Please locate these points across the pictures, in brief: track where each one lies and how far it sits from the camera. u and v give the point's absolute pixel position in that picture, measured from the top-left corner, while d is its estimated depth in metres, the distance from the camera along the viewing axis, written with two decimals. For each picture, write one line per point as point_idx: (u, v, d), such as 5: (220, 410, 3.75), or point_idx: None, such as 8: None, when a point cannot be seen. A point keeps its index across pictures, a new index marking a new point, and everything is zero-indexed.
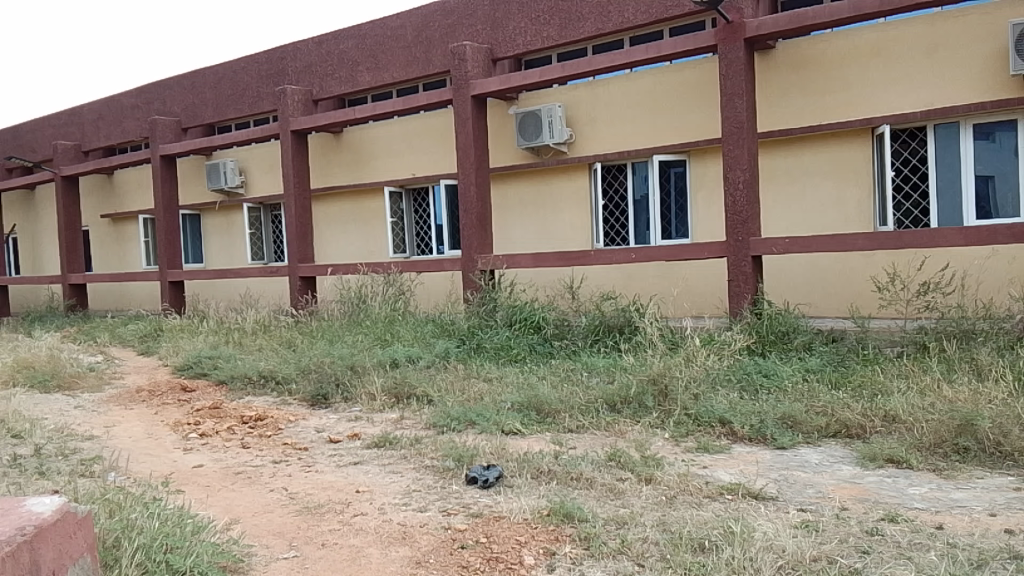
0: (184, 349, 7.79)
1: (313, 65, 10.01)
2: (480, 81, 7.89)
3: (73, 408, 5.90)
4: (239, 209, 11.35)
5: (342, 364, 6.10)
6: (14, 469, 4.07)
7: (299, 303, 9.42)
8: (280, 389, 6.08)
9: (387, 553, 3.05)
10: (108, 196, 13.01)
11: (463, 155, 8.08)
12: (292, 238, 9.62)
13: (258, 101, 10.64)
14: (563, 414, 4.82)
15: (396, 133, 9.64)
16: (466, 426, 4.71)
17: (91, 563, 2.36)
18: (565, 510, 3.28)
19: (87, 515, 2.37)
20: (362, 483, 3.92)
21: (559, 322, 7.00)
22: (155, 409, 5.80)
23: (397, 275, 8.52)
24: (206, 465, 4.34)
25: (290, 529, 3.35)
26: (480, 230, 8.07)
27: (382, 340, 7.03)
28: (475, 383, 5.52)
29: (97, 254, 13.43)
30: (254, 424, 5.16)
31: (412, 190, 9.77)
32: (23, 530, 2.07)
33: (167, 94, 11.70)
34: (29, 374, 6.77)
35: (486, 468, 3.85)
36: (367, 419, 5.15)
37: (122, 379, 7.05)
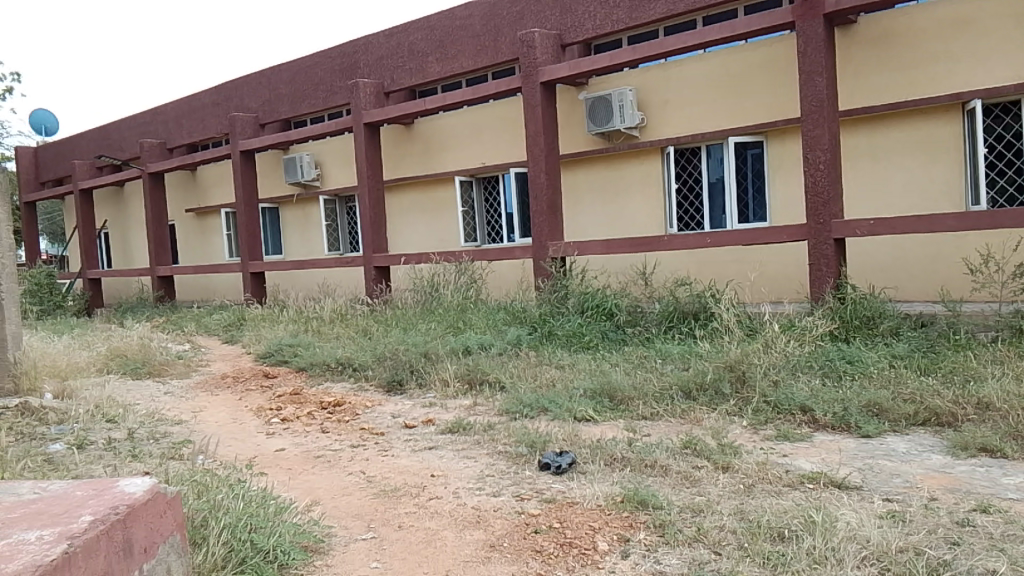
0: (266, 337, 8.06)
1: (383, 58, 10.14)
2: (549, 67, 7.84)
3: (163, 394, 6.17)
4: (315, 202, 11.63)
5: (417, 351, 6.20)
6: (109, 451, 4.28)
7: (374, 292, 9.61)
8: (357, 376, 6.22)
9: (462, 536, 3.09)
10: (192, 191, 13.53)
11: (534, 142, 8.05)
12: (366, 228, 9.79)
13: (332, 95, 10.86)
14: (636, 401, 4.76)
15: (466, 122, 9.69)
16: (539, 413, 4.71)
17: (181, 541, 2.46)
18: (639, 497, 3.25)
19: (176, 495, 2.48)
20: (436, 467, 3.98)
21: (632, 308, 6.93)
22: (240, 395, 6.02)
23: (468, 263, 8.59)
24: (288, 449, 4.48)
25: (367, 511, 3.43)
26: (551, 217, 8.04)
27: (455, 327, 7.12)
28: (548, 370, 5.53)
29: (184, 247, 14.00)
30: (332, 410, 5.30)
31: (483, 179, 9.84)
32: (117, 509, 2.18)
33: (245, 91, 12.06)
34: (122, 362, 7.12)
35: (559, 454, 3.85)
36: (441, 405, 5.22)
37: (208, 366, 7.34)
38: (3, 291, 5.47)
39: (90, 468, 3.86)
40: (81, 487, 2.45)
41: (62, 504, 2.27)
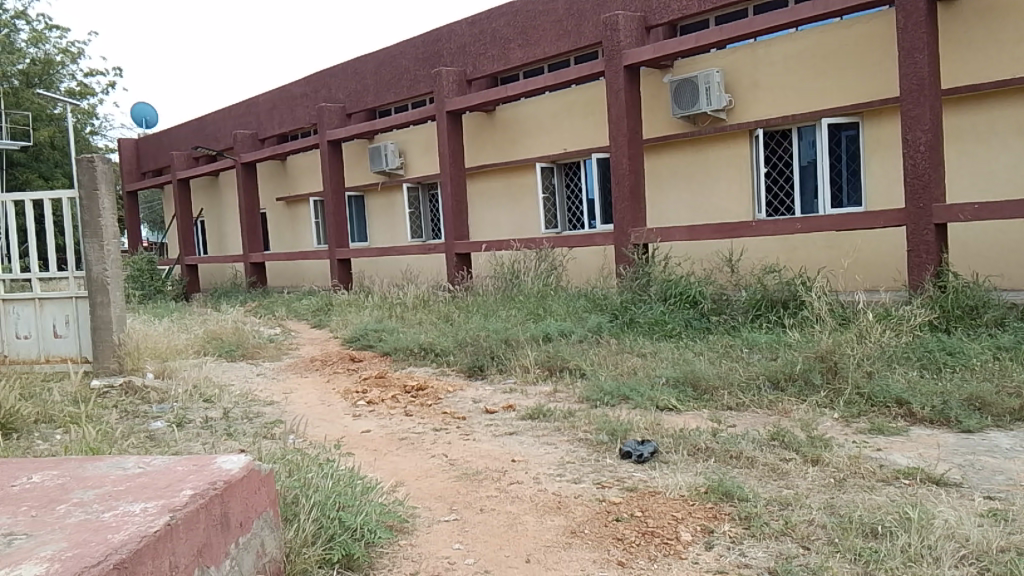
0: (352, 322, 8.27)
1: (466, 46, 10.19)
2: (633, 50, 7.71)
3: (256, 376, 6.43)
4: (399, 189, 11.83)
5: (497, 337, 6.25)
6: (206, 429, 4.49)
7: (455, 279, 9.72)
8: (439, 361, 6.32)
9: (543, 521, 3.10)
10: (282, 181, 13.99)
11: (616, 127, 7.95)
12: (448, 215, 9.89)
13: (415, 84, 11.01)
14: (721, 391, 4.67)
15: (548, 108, 9.66)
16: (620, 401, 4.67)
17: (274, 516, 2.56)
18: (724, 488, 3.18)
19: (269, 473, 2.58)
20: (517, 452, 4.01)
21: (717, 296, 6.77)
22: (328, 377, 6.22)
23: (549, 250, 8.58)
24: (373, 431, 4.59)
25: (449, 493, 3.49)
26: (634, 204, 7.92)
27: (535, 314, 7.13)
28: (630, 358, 5.48)
29: (274, 234, 14.51)
30: (416, 393, 5.40)
31: (564, 165, 9.80)
32: (215, 484, 2.29)
33: (332, 82, 12.35)
34: (218, 345, 7.45)
35: (640, 443, 3.82)
36: (521, 391, 5.25)
37: (297, 350, 7.60)
38: (109, 276, 5.77)
39: (189, 445, 4.06)
40: (182, 462, 2.58)
41: (165, 478, 2.40)
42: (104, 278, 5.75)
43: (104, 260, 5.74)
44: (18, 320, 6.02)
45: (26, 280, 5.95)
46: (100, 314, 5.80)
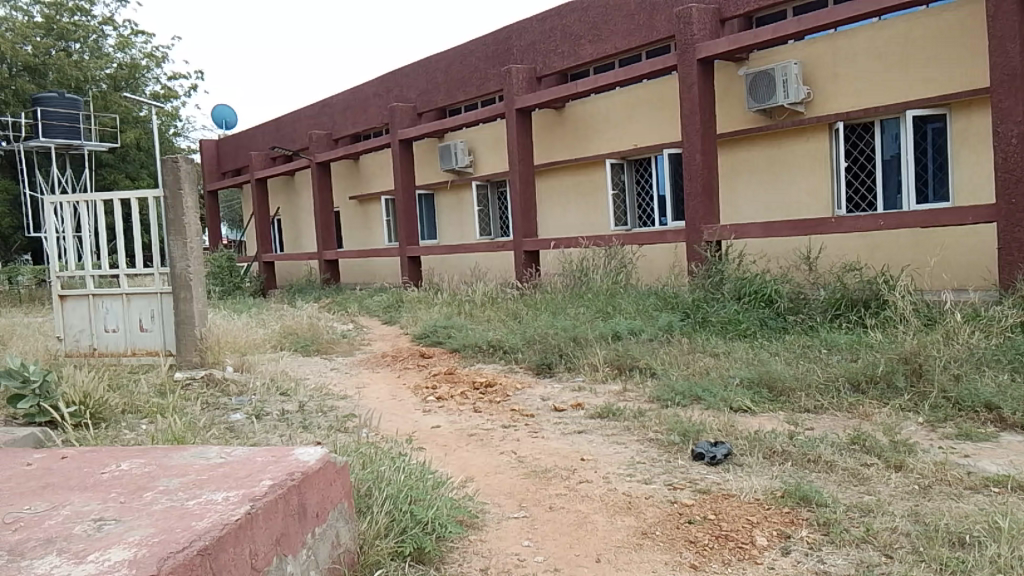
0: (422, 319, 8.39)
1: (536, 43, 10.18)
2: (707, 43, 7.57)
3: (330, 370, 6.59)
4: (468, 187, 11.92)
5: (566, 335, 6.23)
6: (283, 422, 4.62)
7: (524, 276, 9.73)
8: (508, 358, 6.34)
9: (614, 522, 3.07)
10: (355, 180, 14.28)
11: (689, 122, 7.82)
12: (517, 212, 9.91)
13: (485, 82, 11.07)
14: (798, 393, 4.53)
15: (618, 104, 9.58)
16: (692, 402, 4.59)
17: (347, 509, 2.61)
18: (801, 493, 3.09)
19: (344, 465, 2.64)
20: (586, 451, 3.98)
21: (794, 295, 6.59)
22: (398, 373, 6.32)
23: (618, 248, 8.51)
24: (443, 426, 4.64)
25: (518, 490, 3.49)
26: (707, 200, 7.77)
27: (604, 312, 7.08)
28: (702, 358, 5.38)
29: (347, 232, 14.82)
30: (484, 390, 5.43)
31: (634, 162, 9.72)
32: (293, 475, 2.35)
33: (404, 81, 12.53)
34: (293, 340, 7.67)
35: (714, 445, 3.75)
36: (590, 389, 5.22)
37: (369, 345, 7.75)
38: (191, 272, 5.98)
39: (267, 437, 4.17)
40: (261, 453, 2.66)
41: (245, 469, 2.47)
42: (186, 274, 5.97)
43: (187, 257, 5.96)
44: (108, 315, 6.32)
45: (114, 276, 6.23)
46: (183, 309, 6.03)
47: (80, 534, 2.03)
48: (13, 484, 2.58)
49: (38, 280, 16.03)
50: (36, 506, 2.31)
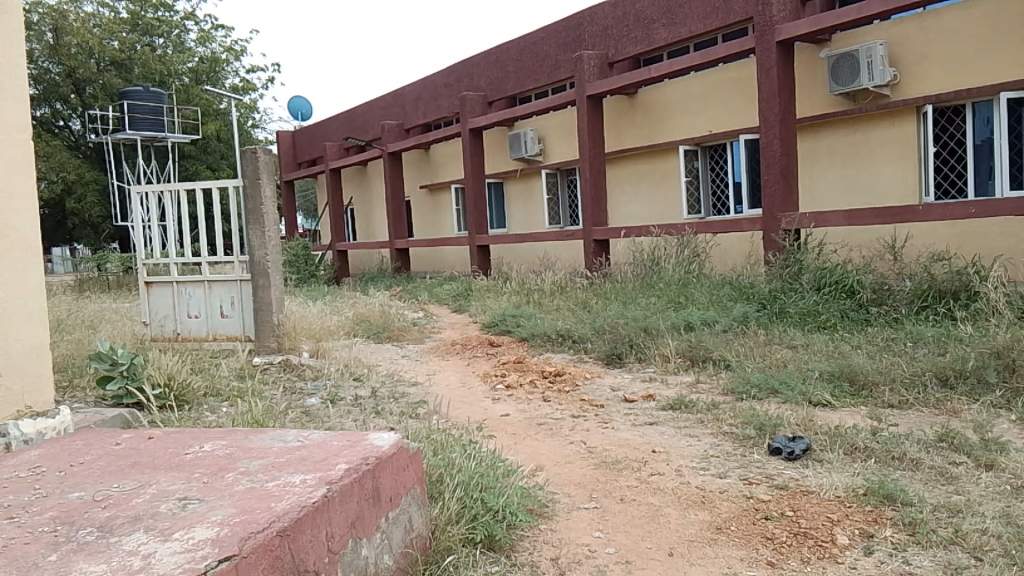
0: (491, 307, 8.42)
1: (609, 29, 10.04)
2: (787, 25, 7.33)
3: (401, 357, 6.68)
4: (538, 176, 11.88)
5: (636, 325, 6.15)
6: (356, 407, 4.71)
7: (593, 266, 9.66)
8: (577, 348, 6.31)
9: (687, 515, 3.02)
10: (426, 169, 14.42)
11: (767, 106, 7.59)
12: (587, 201, 9.82)
13: (557, 70, 11.00)
14: (882, 387, 4.36)
15: (692, 90, 9.39)
16: (769, 395, 4.47)
17: (420, 494, 2.63)
18: (885, 491, 2.97)
19: (417, 451, 2.66)
20: (658, 443, 3.92)
21: (877, 286, 6.34)
22: (468, 360, 6.37)
23: (691, 236, 8.36)
24: (512, 415, 4.65)
25: (589, 480, 3.46)
26: (785, 188, 7.54)
27: (676, 302, 6.97)
28: (779, 350, 5.23)
29: (418, 221, 14.99)
30: (554, 379, 5.42)
31: (708, 148, 9.51)
32: (368, 459, 2.38)
33: (474, 70, 12.56)
34: (366, 327, 7.81)
35: (792, 440, 3.64)
36: (662, 380, 5.16)
37: (439, 333, 7.82)
38: (269, 260, 6.14)
39: (341, 421, 4.26)
40: (337, 437, 2.71)
41: (323, 452, 2.52)
42: (264, 262, 6.13)
43: (265, 245, 6.12)
44: (190, 300, 6.54)
45: (196, 263, 6.44)
46: (262, 296, 6.20)
47: (166, 512, 2.11)
48: (105, 462, 2.69)
49: (125, 267, 16.75)
50: (125, 484, 2.40)
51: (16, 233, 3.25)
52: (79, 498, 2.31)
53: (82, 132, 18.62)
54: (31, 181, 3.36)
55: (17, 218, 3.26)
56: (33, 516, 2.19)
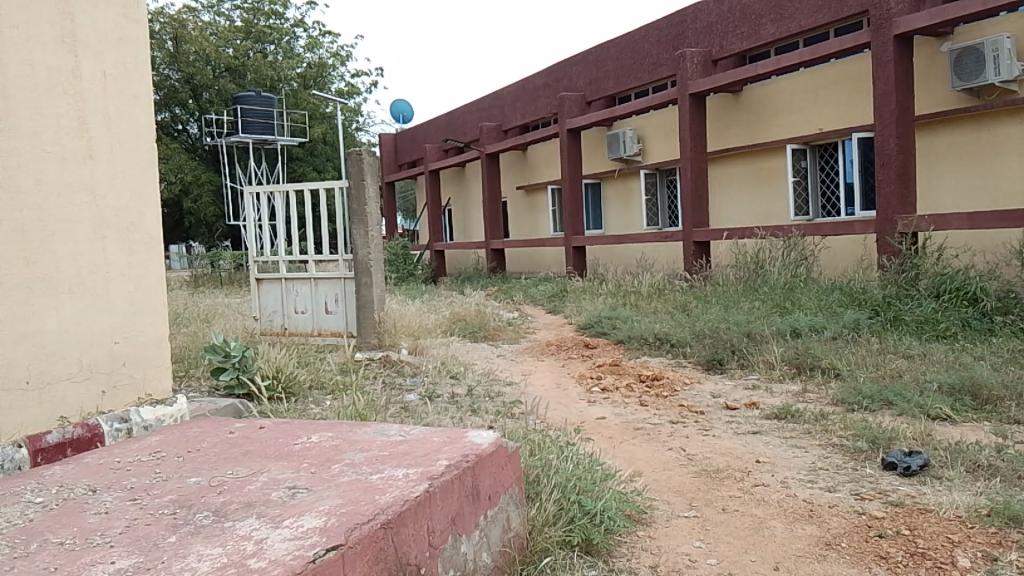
0: (586, 308, 8.38)
1: (713, 25, 9.80)
2: (905, 17, 6.97)
3: (497, 357, 6.73)
4: (636, 176, 11.75)
5: (739, 330, 6.00)
6: (453, 404, 4.77)
7: (693, 268, 9.47)
8: (675, 352, 6.19)
9: (793, 529, 2.90)
10: (523, 170, 14.49)
11: (882, 102, 7.24)
12: (688, 202, 9.62)
13: (658, 68, 10.84)
14: (1008, 402, 4.08)
15: (801, 87, 9.06)
16: (882, 406, 4.24)
17: (518, 494, 2.62)
18: (1012, 512, 2.77)
19: (515, 451, 2.66)
20: (762, 453, 3.79)
21: (1003, 293, 5.95)
22: (563, 362, 6.36)
23: (798, 239, 8.06)
24: (608, 418, 4.60)
25: (689, 488, 3.38)
26: (902, 188, 7.16)
27: (782, 307, 6.73)
28: (893, 359, 4.97)
29: (514, 222, 15.07)
30: (651, 383, 5.33)
31: (817, 147, 9.15)
32: (468, 457, 2.40)
33: (573, 70, 12.51)
34: (463, 326, 7.92)
35: (908, 455, 3.45)
36: (766, 388, 4.99)
37: (534, 334, 7.84)
38: (371, 259, 6.30)
39: (438, 418, 4.32)
40: (437, 434, 2.74)
41: (424, 448, 2.56)
42: (367, 261, 6.29)
43: (368, 245, 6.28)
44: (297, 297, 6.80)
45: (303, 261, 6.67)
46: (364, 293, 6.37)
47: (276, 500, 2.18)
48: (220, 449, 2.82)
49: (236, 264, 17.59)
50: (238, 471, 2.51)
51: (140, 231, 3.44)
52: (197, 482, 2.43)
53: (198, 135, 19.62)
54: (153, 183, 3.54)
55: (140, 216, 3.45)
56: (155, 498, 2.31)
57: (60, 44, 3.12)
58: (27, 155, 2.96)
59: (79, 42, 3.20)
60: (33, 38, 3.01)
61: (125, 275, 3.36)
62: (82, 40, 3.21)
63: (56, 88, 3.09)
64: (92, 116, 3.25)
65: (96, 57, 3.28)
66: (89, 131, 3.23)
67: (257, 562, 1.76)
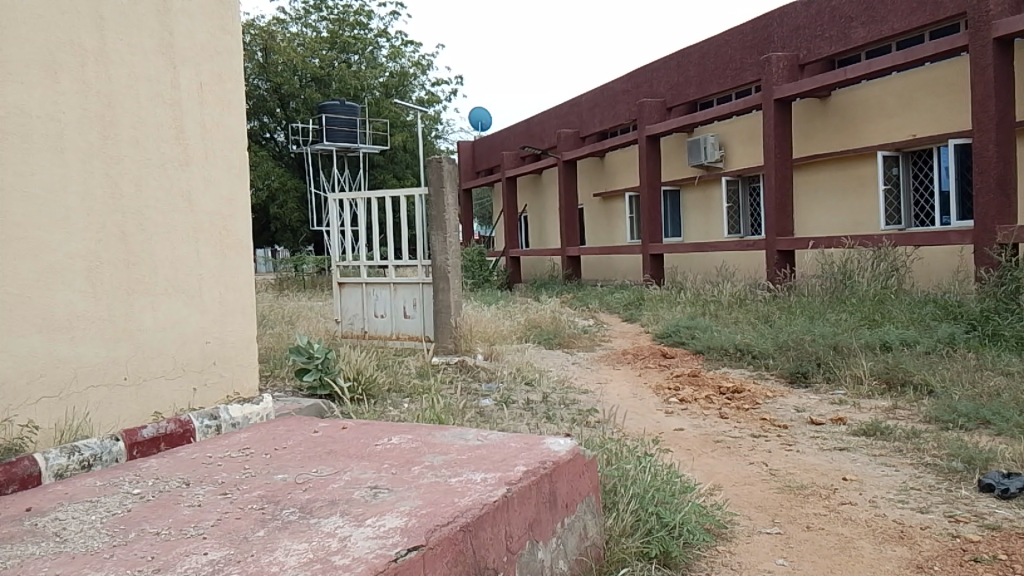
0: (664, 317, 8.27)
1: (799, 28, 9.55)
2: (1007, 19, 6.64)
3: (572, 364, 6.72)
4: (717, 184, 11.55)
5: (825, 342, 5.82)
6: (529, 411, 4.78)
7: (776, 278, 9.24)
8: (757, 364, 6.04)
9: (882, 550, 2.79)
10: (601, 177, 14.44)
11: (980, 107, 6.91)
12: (771, 210, 9.40)
13: (742, 73, 10.65)
14: None
15: (892, 91, 8.74)
16: (979, 426, 4.04)
17: (596, 503, 2.61)
18: None
19: (593, 459, 2.64)
20: (849, 471, 3.66)
21: None
22: (639, 371, 6.30)
23: (889, 249, 7.76)
24: (687, 429, 4.53)
25: (771, 504, 3.30)
26: (1001, 197, 6.81)
27: (871, 320, 6.49)
28: (991, 376, 4.73)
29: (591, 230, 15.01)
30: (731, 396, 5.22)
31: (909, 154, 8.80)
32: (546, 463, 2.41)
33: (654, 76, 12.41)
34: (538, 333, 7.95)
35: (1006, 476, 3.27)
36: (853, 404, 4.82)
37: (610, 342, 7.80)
38: (450, 265, 6.38)
39: (515, 423, 4.34)
40: (515, 439, 2.76)
41: (503, 453, 2.58)
42: (445, 266, 6.38)
43: (446, 251, 6.37)
44: (378, 301, 6.94)
45: (384, 266, 6.81)
46: (442, 298, 6.46)
47: (359, 499, 2.23)
48: (306, 448, 2.90)
49: (318, 268, 18.11)
50: (322, 470, 2.58)
51: (232, 234, 3.59)
52: (283, 479, 2.51)
53: (285, 142, 20.27)
54: (246, 188, 3.69)
55: (233, 222, 3.60)
56: (244, 493, 2.40)
57: (162, 56, 3.29)
58: (132, 164, 3.14)
59: (179, 55, 3.37)
60: (137, 51, 3.18)
61: (218, 279, 3.51)
62: (182, 55, 3.38)
63: (156, 98, 3.26)
64: (190, 127, 3.41)
65: (195, 70, 3.44)
66: (185, 140, 3.39)
67: (341, 559, 1.80)
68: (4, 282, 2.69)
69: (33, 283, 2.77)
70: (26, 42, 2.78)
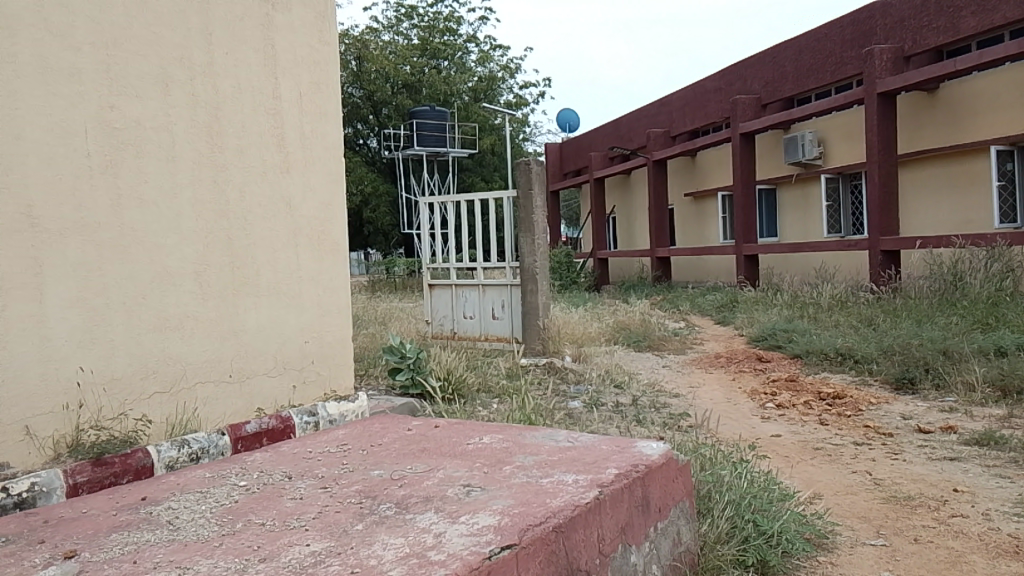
0: (759, 320, 8.05)
1: (904, 19, 9.12)
2: None
3: (663, 367, 6.62)
4: (816, 181, 11.17)
5: (933, 347, 5.54)
6: (619, 413, 4.74)
7: (880, 279, 8.84)
8: (859, 368, 5.80)
9: (996, 566, 2.64)
10: (692, 177, 14.18)
11: None
12: (873, 208, 9.01)
13: (842, 67, 10.25)
14: None
15: (1007, 82, 8.24)
16: None
17: (689, 508, 2.57)
18: None
19: (686, 464, 2.60)
20: (960, 482, 3.47)
21: None
22: (733, 375, 6.16)
23: (1003, 248, 7.31)
24: (784, 436, 4.39)
25: (875, 515, 3.16)
26: None
27: (983, 324, 6.13)
28: None
29: (681, 231, 14.76)
30: (832, 402, 5.03)
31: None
32: (638, 467, 2.38)
33: (747, 73, 12.10)
34: (628, 335, 7.87)
35: None
36: (965, 412, 4.57)
37: (702, 345, 7.65)
38: (538, 266, 6.41)
39: (605, 426, 4.31)
40: (607, 442, 2.74)
41: (595, 455, 2.57)
42: (533, 268, 6.42)
43: (534, 252, 6.41)
44: (467, 303, 7.03)
45: (472, 268, 6.90)
46: (530, 300, 6.49)
47: (453, 496, 2.27)
48: (400, 445, 2.97)
49: (409, 270, 18.51)
50: (416, 466, 2.63)
51: (329, 237, 3.72)
52: (380, 475, 2.57)
53: (377, 148, 20.79)
54: (341, 192, 3.81)
55: (330, 225, 3.73)
56: (343, 488, 2.47)
57: (264, 68, 3.43)
58: (238, 171, 3.30)
59: (280, 65, 3.50)
60: (242, 63, 3.33)
61: (316, 280, 3.65)
62: (283, 65, 3.52)
63: (258, 108, 3.40)
64: (290, 134, 3.55)
65: (294, 80, 3.58)
66: (286, 147, 3.52)
67: (437, 554, 1.83)
68: (122, 282, 2.86)
69: (151, 284, 2.95)
70: (142, 57, 2.95)
